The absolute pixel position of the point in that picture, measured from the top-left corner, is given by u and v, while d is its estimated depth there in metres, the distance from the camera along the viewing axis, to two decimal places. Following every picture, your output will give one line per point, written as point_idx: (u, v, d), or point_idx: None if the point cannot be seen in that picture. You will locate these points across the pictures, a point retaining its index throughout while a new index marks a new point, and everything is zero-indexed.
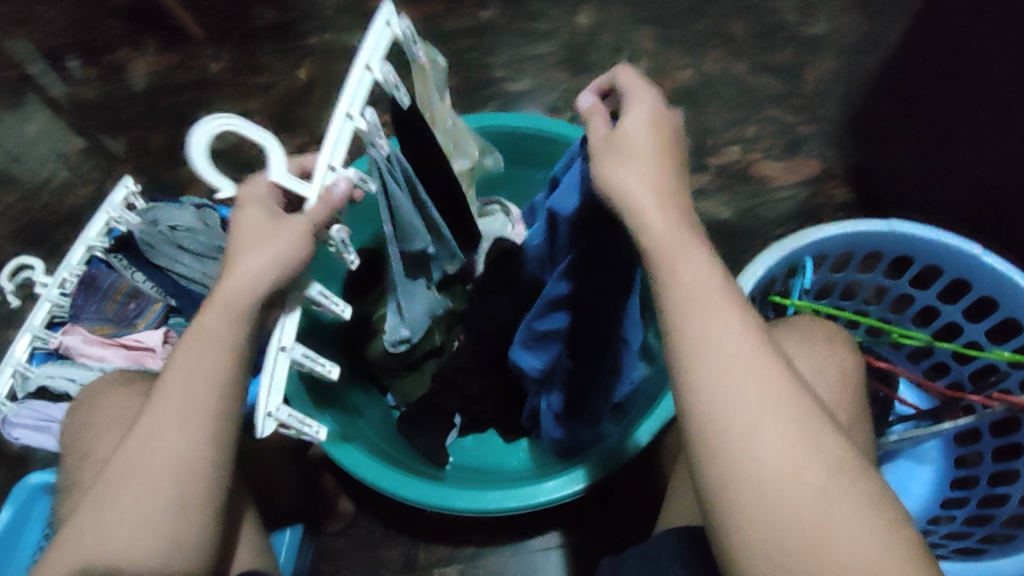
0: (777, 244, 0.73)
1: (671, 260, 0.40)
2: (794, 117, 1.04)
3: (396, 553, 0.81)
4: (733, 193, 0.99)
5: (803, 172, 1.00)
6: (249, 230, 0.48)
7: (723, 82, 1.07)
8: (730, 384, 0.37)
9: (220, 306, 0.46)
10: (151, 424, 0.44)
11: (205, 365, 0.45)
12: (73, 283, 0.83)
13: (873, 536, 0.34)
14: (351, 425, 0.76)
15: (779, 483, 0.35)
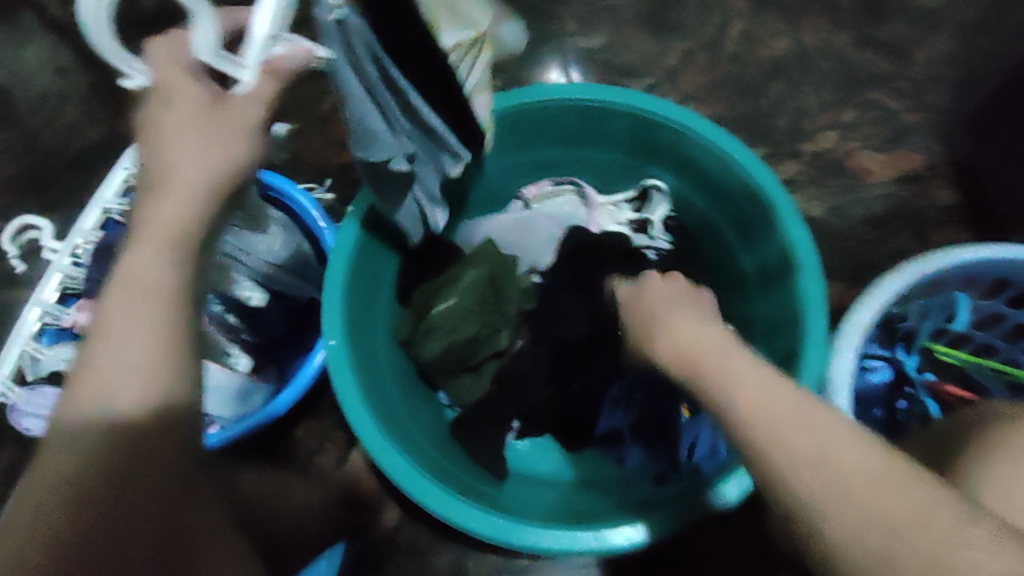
0: (907, 267, 0.64)
1: (690, 343, 0.52)
2: (898, 103, 0.93)
3: (443, 564, 0.75)
4: (825, 187, 0.89)
5: (904, 167, 0.89)
6: (174, 124, 0.48)
7: (822, 55, 0.96)
8: (788, 429, 0.42)
9: (161, 222, 0.45)
10: (121, 324, 0.43)
11: (132, 279, 0.44)
12: (87, 251, 0.76)
13: (937, 517, 0.36)
14: (405, 433, 0.66)
15: (834, 460, 0.39)
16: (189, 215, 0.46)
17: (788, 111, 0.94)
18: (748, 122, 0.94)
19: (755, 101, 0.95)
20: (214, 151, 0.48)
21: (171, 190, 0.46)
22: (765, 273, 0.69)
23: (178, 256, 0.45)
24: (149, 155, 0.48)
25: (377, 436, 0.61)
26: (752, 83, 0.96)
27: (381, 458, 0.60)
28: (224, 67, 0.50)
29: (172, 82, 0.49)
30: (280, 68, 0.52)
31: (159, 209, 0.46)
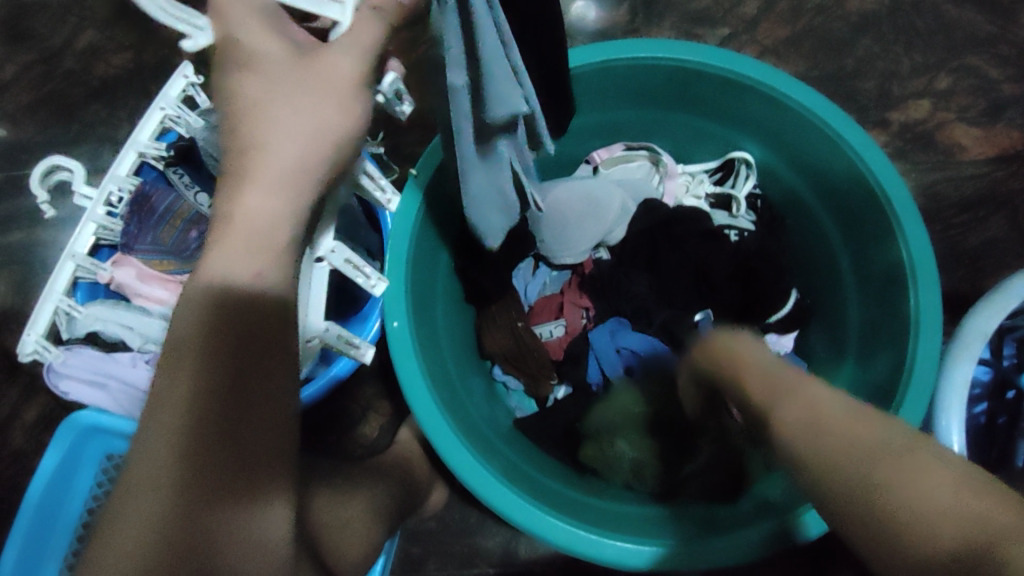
0: None
1: (772, 386, 0.42)
2: (998, 70, 0.84)
3: (496, 543, 0.75)
4: (911, 162, 0.82)
5: (1000, 145, 0.82)
6: (283, 76, 0.40)
7: (917, 9, 0.86)
8: (823, 408, 0.38)
9: (284, 181, 0.40)
10: (243, 268, 0.39)
11: (217, 287, 0.39)
12: (123, 200, 0.69)
13: (950, 484, 0.31)
14: (460, 408, 0.64)
15: (871, 449, 0.34)
16: (280, 208, 0.40)
17: (878, 72, 0.85)
18: (833, 83, 0.85)
19: (839, 60, 0.85)
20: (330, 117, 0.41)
21: (257, 185, 0.39)
22: (867, 271, 0.66)
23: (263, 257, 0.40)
24: (252, 101, 0.40)
25: (444, 431, 0.58)
26: (838, 38, 0.86)
27: (437, 439, 0.58)
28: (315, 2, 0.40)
29: (251, 39, 0.40)
30: (390, 3, 0.41)
31: (242, 202, 0.39)
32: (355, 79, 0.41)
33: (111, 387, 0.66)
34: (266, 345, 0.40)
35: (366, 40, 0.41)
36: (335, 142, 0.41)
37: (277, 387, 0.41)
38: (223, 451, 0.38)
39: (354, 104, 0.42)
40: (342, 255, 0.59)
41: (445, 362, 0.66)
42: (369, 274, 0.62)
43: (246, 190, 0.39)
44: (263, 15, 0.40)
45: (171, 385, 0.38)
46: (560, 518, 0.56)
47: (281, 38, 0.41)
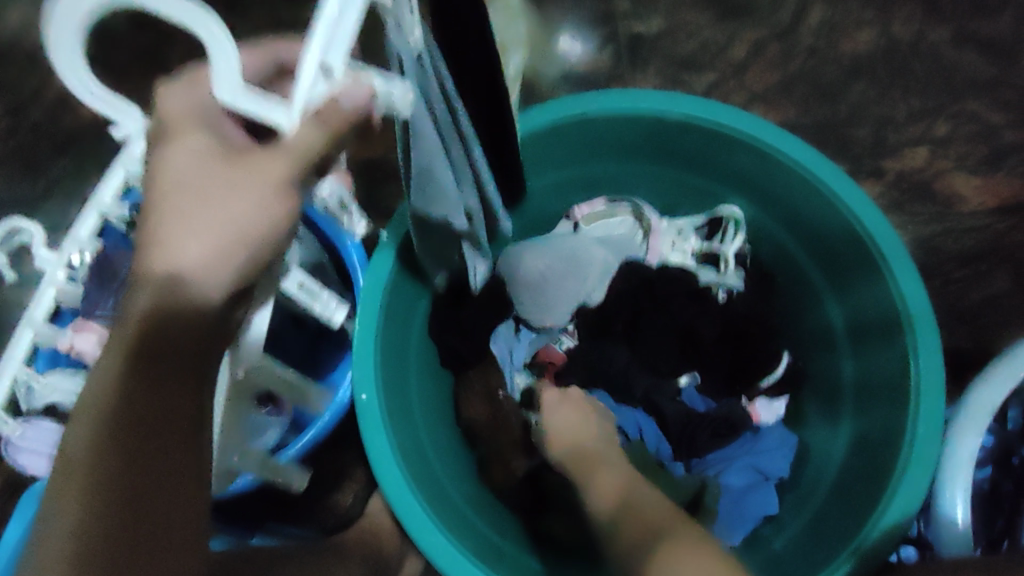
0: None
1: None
2: (1003, 116, 0.76)
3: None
4: (908, 213, 0.81)
5: (1004, 196, 0.76)
6: (204, 163, 0.43)
7: (917, 55, 0.80)
8: None
9: (203, 269, 0.42)
10: (153, 361, 0.40)
11: (106, 409, 0.38)
12: (84, 263, 0.67)
13: None
14: (430, 475, 0.61)
15: None
16: (192, 296, 0.41)
17: (872, 120, 0.82)
18: (825, 131, 0.83)
19: (832, 107, 0.84)
20: (251, 203, 0.42)
21: (172, 274, 0.41)
22: (860, 331, 0.63)
23: (148, 365, 0.39)
24: (176, 190, 0.43)
25: (412, 506, 0.56)
26: (830, 82, 0.84)
27: (403, 512, 0.55)
28: (253, 108, 0.37)
29: (180, 130, 0.44)
30: (326, 107, 0.38)
31: (147, 299, 0.40)
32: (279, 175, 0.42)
33: None
34: (156, 485, 0.38)
35: (303, 145, 0.40)
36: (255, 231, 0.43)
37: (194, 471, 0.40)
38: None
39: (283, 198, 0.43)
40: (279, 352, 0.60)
41: (418, 431, 0.63)
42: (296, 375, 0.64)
43: (162, 280, 0.41)
44: (200, 113, 0.45)
45: (57, 517, 0.37)
46: None
47: (213, 130, 0.44)
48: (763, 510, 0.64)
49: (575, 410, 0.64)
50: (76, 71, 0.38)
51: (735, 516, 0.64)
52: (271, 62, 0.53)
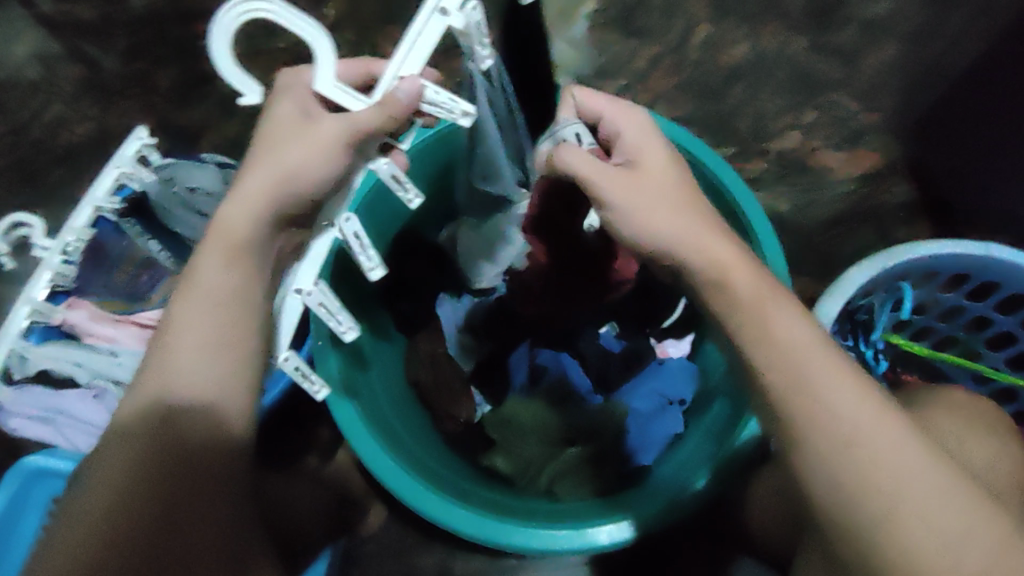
0: (871, 259, 0.75)
1: (764, 307, 0.50)
2: (856, 104, 0.98)
3: (430, 553, 0.84)
4: (789, 185, 0.94)
5: (862, 166, 0.95)
6: (285, 126, 0.59)
7: (782, 59, 0.99)
8: (841, 409, 0.47)
9: (261, 199, 0.57)
10: (216, 299, 0.58)
11: (211, 288, 0.58)
12: (79, 249, 0.72)
13: (923, 476, 0.45)
14: (377, 411, 0.72)
15: (916, 484, 0.45)
16: (247, 220, 0.57)
17: (754, 111, 0.97)
18: (715, 124, 0.98)
19: (717, 104, 0.98)
20: (303, 165, 0.58)
21: (236, 204, 0.57)
22: None
23: (234, 260, 0.58)
24: (264, 147, 0.59)
25: (364, 438, 0.67)
26: (716, 86, 0.99)
27: (356, 444, 0.66)
28: (340, 97, 0.59)
29: (280, 103, 0.60)
30: (392, 105, 0.55)
31: (227, 216, 0.58)
32: (332, 142, 0.57)
33: (57, 419, 0.71)
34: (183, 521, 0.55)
35: (363, 123, 0.56)
36: (307, 180, 0.58)
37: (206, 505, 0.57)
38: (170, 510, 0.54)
39: (334, 158, 0.58)
40: (318, 296, 0.63)
41: (367, 376, 0.74)
42: (341, 319, 0.65)
43: (234, 203, 0.57)
44: (293, 93, 0.61)
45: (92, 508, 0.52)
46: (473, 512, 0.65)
47: (294, 105, 0.60)
48: (666, 431, 0.76)
49: (652, 132, 0.59)
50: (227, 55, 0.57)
51: (644, 437, 0.76)
52: (360, 68, 0.67)
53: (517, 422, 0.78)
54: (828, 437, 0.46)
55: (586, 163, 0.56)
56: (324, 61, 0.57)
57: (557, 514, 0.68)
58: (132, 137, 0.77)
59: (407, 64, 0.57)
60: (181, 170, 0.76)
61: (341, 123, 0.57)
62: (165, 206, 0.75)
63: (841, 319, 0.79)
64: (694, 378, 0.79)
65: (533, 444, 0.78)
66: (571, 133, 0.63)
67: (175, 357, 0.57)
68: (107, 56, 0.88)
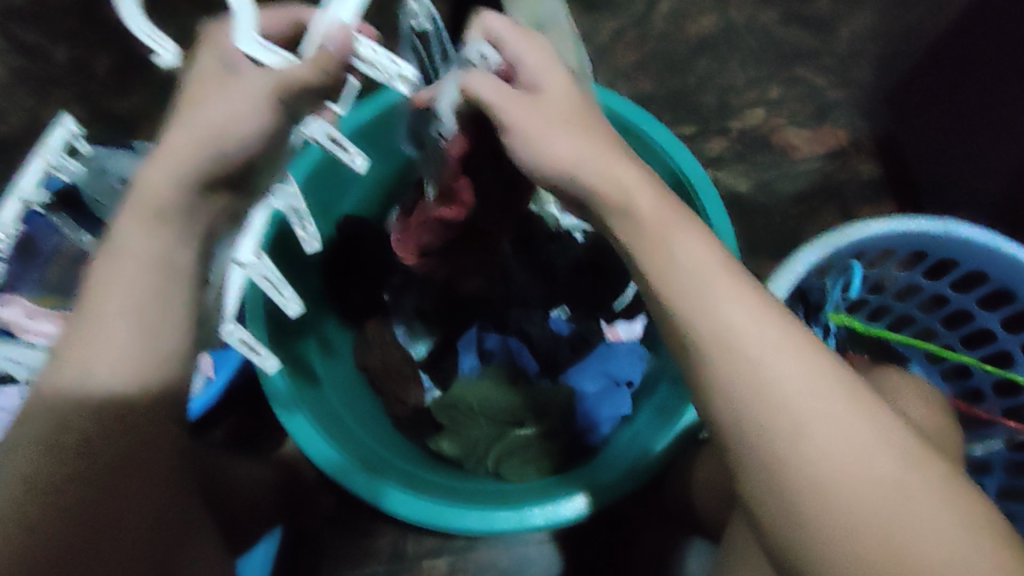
0: (822, 240, 0.73)
1: (673, 253, 0.48)
2: (824, 79, 0.94)
3: (384, 536, 0.85)
4: (751, 163, 0.92)
5: (829, 143, 0.93)
6: (201, 82, 0.49)
7: (749, 32, 0.96)
8: (766, 369, 0.45)
9: (174, 159, 0.47)
10: (132, 257, 0.47)
11: (130, 254, 0.47)
12: (10, 243, 0.71)
13: (849, 424, 0.44)
14: (317, 394, 0.71)
15: (831, 433, 0.44)
16: (170, 173, 0.47)
17: (718, 86, 0.94)
18: (678, 100, 0.94)
19: (682, 78, 0.94)
20: (227, 118, 0.47)
21: (158, 161, 0.47)
22: None
23: (160, 227, 0.47)
24: (183, 100, 0.49)
25: (298, 416, 0.66)
26: (680, 59, 0.95)
27: (288, 423, 0.65)
28: (263, 54, 0.50)
29: (205, 46, 0.50)
30: (320, 54, 0.49)
31: (148, 179, 0.47)
32: (263, 95, 0.48)
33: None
34: (122, 476, 0.48)
35: (293, 77, 0.48)
36: (234, 133, 0.48)
37: (150, 463, 0.49)
38: (98, 476, 0.46)
39: (266, 112, 0.48)
40: (263, 269, 0.61)
41: (306, 359, 0.73)
42: (283, 290, 0.61)
43: (150, 165, 0.47)
44: (213, 36, 0.50)
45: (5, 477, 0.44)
46: (409, 491, 0.64)
47: (216, 49, 0.50)
48: (615, 411, 0.76)
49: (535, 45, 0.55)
50: (133, 12, 0.50)
51: (593, 417, 0.76)
52: (289, 20, 0.56)
53: (465, 403, 0.77)
54: (736, 360, 0.45)
55: (494, 92, 0.52)
56: (245, 16, 0.50)
57: (502, 493, 0.68)
58: (58, 128, 0.73)
59: (338, 8, 0.51)
60: (110, 160, 0.75)
61: (273, 72, 0.48)
62: (94, 198, 0.75)
63: (792, 299, 0.79)
64: (645, 361, 0.79)
65: (482, 426, 0.76)
66: (477, 52, 0.57)
67: (102, 318, 0.46)
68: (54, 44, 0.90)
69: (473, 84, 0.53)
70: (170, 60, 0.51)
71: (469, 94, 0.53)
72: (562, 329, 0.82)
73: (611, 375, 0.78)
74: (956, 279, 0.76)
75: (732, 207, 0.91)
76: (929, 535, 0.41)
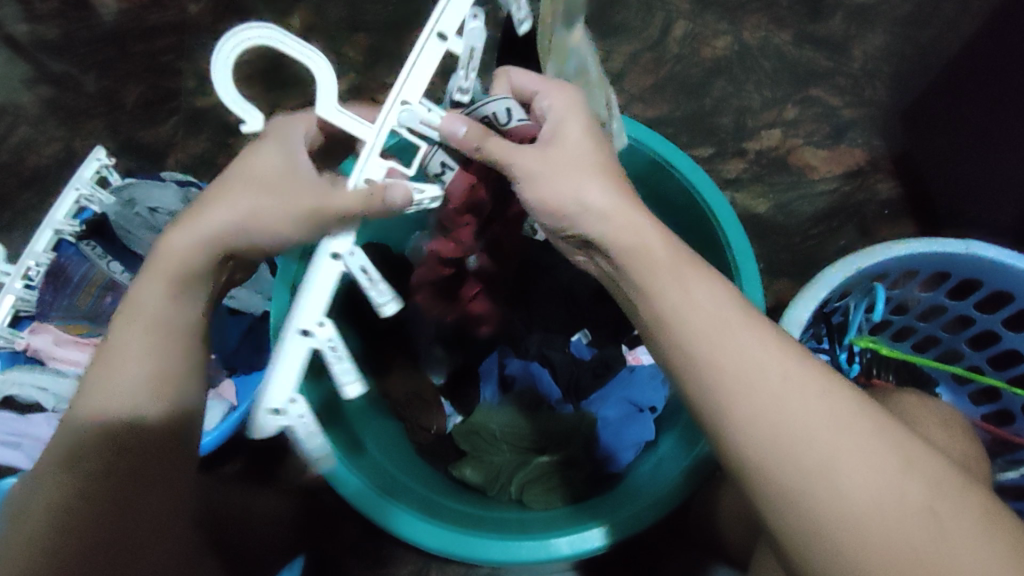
0: (842, 262, 0.71)
1: (686, 284, 0.47)
2: (839, 99, 0.95)
3: (407, 562, 0.85)
4: (769, 184, 0.92)
5: (846, 163, 0.93)
6: (258, 166, 0.51)
7: (764, 53, 0.96)
8: (790, 403, 0.42)
9: (201, 232, 0.49)
10: (148, 311, 0.47)
11: (151, 316, 0.47)
12: (40, 273, 0.77)
13: (879, 456, 0.41)
14: (338, 421, 0.72)
15: (862, 470, 0.40)
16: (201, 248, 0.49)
17: (733, 107, 0.94)
18: (695, 121, 0.94)
19: (699, 100, 0.95)
20: (268, 219, 0.49)
21: (192, 228, 0.49)
22: None
23: (185, 291, 0.49)
24: (234, 175, 0.51)
25: (319, 445, 0.66)
26: (696, 82, 0.95)
27: None
28: (346, 124, 0.48)
29: (275, 137, 0.53)
30: (377, 190, 0.48)
31: (173, 240, 0.48)
32: (306, 210, 0.49)
33: (23, 445, 0.70)
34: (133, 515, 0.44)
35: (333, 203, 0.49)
36: (267, 234, 0.50)
37: (158, 505, 0.46)
38: (114, 516, 0.43)
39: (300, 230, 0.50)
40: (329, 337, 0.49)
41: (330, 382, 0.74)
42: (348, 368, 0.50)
43: (179, 227, 0.49)
44: (284, 134, 0.53)
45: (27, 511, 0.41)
46: (429, 519, 0.64)
47: (281, 149, 0.52)
48: (639, 437, 0.75)
49: (562, 88, 0.56)
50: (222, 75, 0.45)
51: (617, 442, 0.76)
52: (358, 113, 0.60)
53: (488, 430, 0.77)
54: (757, 397, 0.43)
55: (473, 129, 0.50)
56: (324, 84, 0.47)
57: (524, 522, 0.67)
58: (92, 160, 0.80)
59: (406, 89, 0.49)
60: (140, 191, 0.76)
61: (324, 201, 0.49)
62: (120, 226, 0.75)
63: (814, 322, 0.77)
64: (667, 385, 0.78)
65: (503, 452, 0.76)
66: (501, 108, 0.54)
67: (103, 361, 0.46)
68: (86, 80, 0.95)
69: (448, 125, 0.49)
70: (254, 126, 0.47)
71: (443, 134, 0.50)
72: (584, 355, 0.84)
73: (632, 401, 0.77)
74: (979, 298, 0.74)
75: (751, 227, 0.91)
76: (972, 556, 0.38)
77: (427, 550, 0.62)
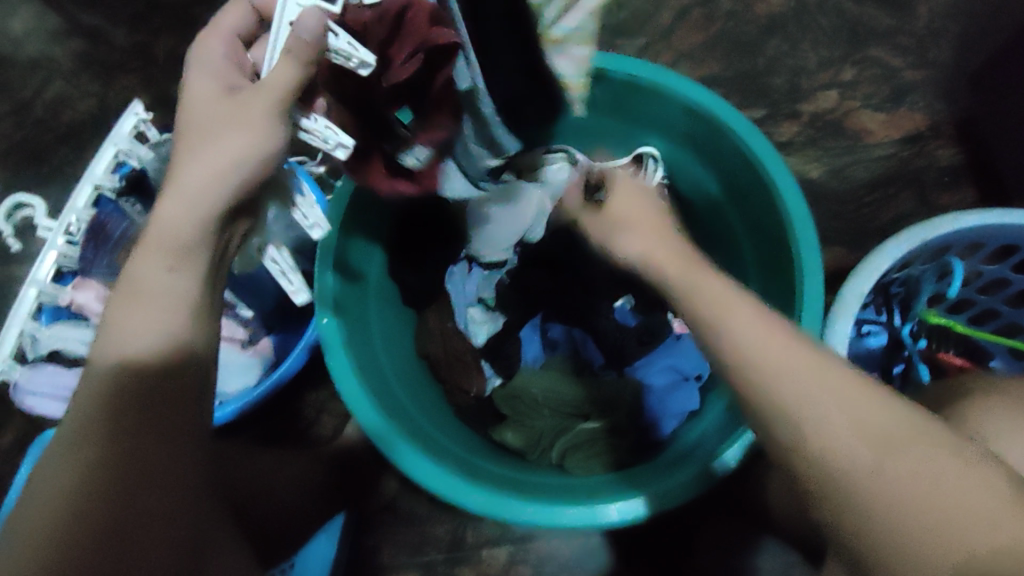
0: (906, 233, 0.68)
1: (694, 291, 0.50)
2: (900, 59, 0.90)
3: (443, 523, 0.85)
4: (823, 148, 0.88)
5: (904, 127, 0.89)
6: (204, 107, 0.50)
7: (822, 9, 0.92)
8: (798, 385, 0.42)
9: (182, 192, 0.48)
10: (144, 275, 0.47)
11: (151, 285, 0.47)
12: (82, 228, 0.76)
13: (895, 432, 0.39)
14: (381, 380, 0.71)
15: (881, 446, 0.39)
16: (185, 204, 0.48)
17: (786, 68, 0.90)
18: (746, 81, 0.90)
19: (751, 60, 0.90)
20: (235, 142, 0.48)
21: (173, 190, 0.48)
22: (765, 252, 0.72)
23: (179, 262, 0.48)
24: (184, 125, 0.50)
25: (364, 406, 0.65)
26: (749, 40, 0.91)
27: (351, 405, 0.65)
28: None
29: (196, 81, 0.51)
30: (294, 45, 0.45)
31: (161, 212, 0.48)
32: (266, 112, 0.47)
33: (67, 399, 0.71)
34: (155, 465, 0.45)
35: (279, 84, 0.47)
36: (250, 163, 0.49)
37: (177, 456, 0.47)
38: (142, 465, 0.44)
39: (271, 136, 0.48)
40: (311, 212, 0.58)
41: (371, 342, 0.73)
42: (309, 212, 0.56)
43: (162, 196, 0.48)
44: (213, 72, 0.52)
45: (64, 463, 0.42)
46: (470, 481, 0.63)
47: (215, 84, 0.51)
48: (685, 407, 0.74)
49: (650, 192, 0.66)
50: None
51: (661, 410, 0.74)
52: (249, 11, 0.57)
53: (529, 395, 0.76)
54: (774, 385, 0.42)
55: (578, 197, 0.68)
56: None
57: (567, 488, 0.66)
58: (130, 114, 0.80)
59: None
60: None
61: (262, 86, 0.47)
62: (160, 184, 0.74)
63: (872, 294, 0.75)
64: None
65: (545, 417, 0.76)
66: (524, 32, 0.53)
67: (120, 331, 0.46)
68: (121, 33, 0.93)
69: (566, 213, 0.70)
70: None
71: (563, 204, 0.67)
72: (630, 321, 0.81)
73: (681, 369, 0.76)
74: None
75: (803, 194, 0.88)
76: (1002, 535, 0.34)
77: (472, 513, 0.62)
